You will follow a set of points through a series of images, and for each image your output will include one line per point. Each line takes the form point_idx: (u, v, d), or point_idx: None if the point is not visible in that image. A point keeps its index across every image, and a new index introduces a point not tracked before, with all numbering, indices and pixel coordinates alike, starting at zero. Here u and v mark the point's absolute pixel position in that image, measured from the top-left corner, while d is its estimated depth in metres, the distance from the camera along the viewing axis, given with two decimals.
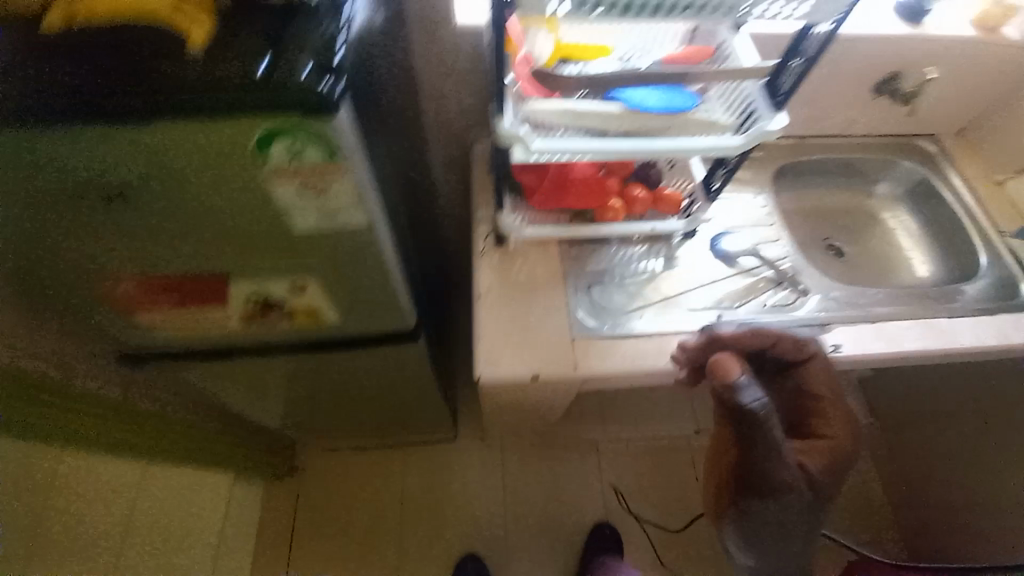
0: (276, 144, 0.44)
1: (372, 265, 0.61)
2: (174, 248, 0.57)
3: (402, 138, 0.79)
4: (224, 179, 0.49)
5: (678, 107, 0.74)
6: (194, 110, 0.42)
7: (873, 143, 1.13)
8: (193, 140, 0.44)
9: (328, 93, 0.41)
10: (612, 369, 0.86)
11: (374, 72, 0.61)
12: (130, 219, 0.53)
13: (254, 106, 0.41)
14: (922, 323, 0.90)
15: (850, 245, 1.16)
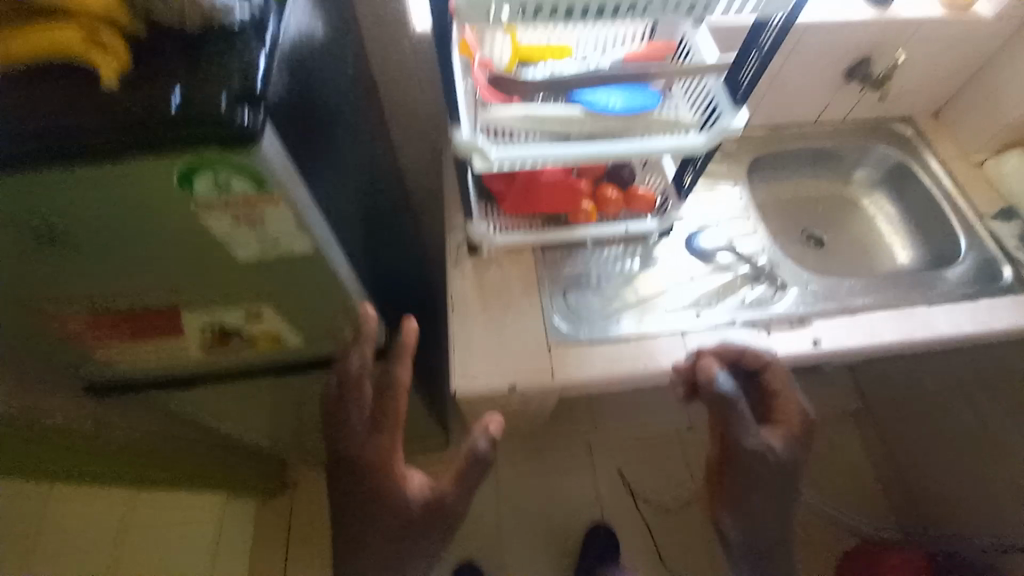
0: (197, 181, 0.38)
1: (328, 288, 0.57)
2: (101, 296, 0.51)
3: (363, 152, 0.78)
4: (141, 224, 0.42)
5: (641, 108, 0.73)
6: (98, 150, 0.36)
7: (845, 130, 1.13)
8: (97, 182, 0.38)
9: (247, 124, 0.36)
10: (591, 375, 0.85)
11: (319, 86, 0.59)
12: (46, 272, 0.46)
13: (164, 140, 0.36)
14: (896, 311, 0.91)
15: (828, 234, 1.15)
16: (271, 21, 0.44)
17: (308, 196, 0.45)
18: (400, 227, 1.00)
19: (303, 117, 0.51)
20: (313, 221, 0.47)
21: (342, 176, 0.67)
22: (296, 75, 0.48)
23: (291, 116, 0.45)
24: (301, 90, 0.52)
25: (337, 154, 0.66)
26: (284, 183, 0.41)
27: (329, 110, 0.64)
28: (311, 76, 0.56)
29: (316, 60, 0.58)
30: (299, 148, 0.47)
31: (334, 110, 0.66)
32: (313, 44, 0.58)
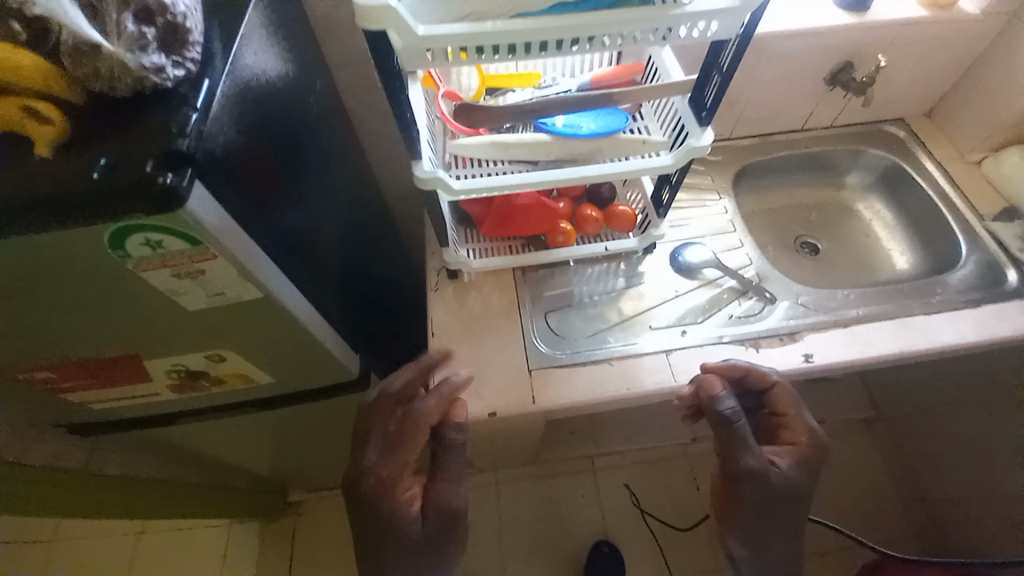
0: (129, 241, 0.39)
1: (288, 329, 0.57)
2: (62, 350, 0.52)
3: (334, 187, 0.78)
4: (83, 283, 0.43)
5: (608, 131, 0.73)
6: (30, 224, 0.37)
7: (835, 135, 1.10)
8: (34, 250, 0.39)
9: (172, 183, 0.37)
10: (572, 400, 0.83)
11: (278, 130, 0.59)
12: (6, 332, 0.48)
13: (92, 207, 0.37)
14: (894, 321, 0.87)
15: (824, 241, 1.11)
16: (212, 75, 0.45)
17: (250, 246, 0.46)
18: (382, 254, 1.00)
19: (254, 164, 0.51)
20: (258, 269, 0.47)
21: (308, 213, 0.67)
22: (244, 124, 0.49)
23: (234, 167, 0.46)
24: (253, 137, 0.52)
25: (303, 193, 0.66)
26: (218, 237, 0.42)
27: (294, 150, 0.65)
28: (267, 120, 0.56)
29: (274, 104, 0.59)
30: (245, 199, 0.48)
31: (299, 150, 0.66)
32: (269, 88, 0.58)
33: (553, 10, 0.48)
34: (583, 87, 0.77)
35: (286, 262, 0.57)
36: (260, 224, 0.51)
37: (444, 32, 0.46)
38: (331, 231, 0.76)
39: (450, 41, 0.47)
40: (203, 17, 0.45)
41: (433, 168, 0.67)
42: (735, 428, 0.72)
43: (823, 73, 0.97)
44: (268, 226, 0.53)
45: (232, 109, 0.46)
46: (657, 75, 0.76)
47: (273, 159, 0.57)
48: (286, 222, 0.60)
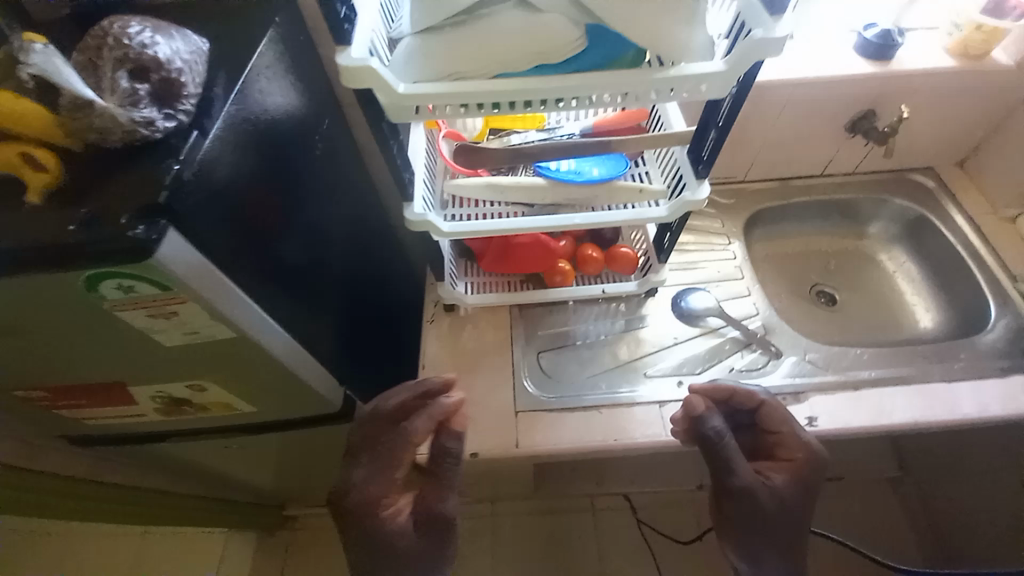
0: (103, 285, 0.41)
1: (266, 365, 0.58)
2: (52, 373, 0.54)
3: (340, 216, 0.80)
4: (65, 319, 0.45)
5: (605, 178, 0.72)
6: (15, 267, 0.39)
7: (857, 183, 1.05)
8: (19, 289, 0.41)
9: (143, 236, 0.39)
10: (558, 447, 0.80)
11: (283, 165, 0.60)
12: (1, 355, 0.51)
13: (71, 256, 0.39)
14: (910, 387, 0.82)
15: (841, 292, 1.06)
16: (206, 121, 0.47)
17: (227, 288, 0.48)
18: (389, 280, 1.02)
19: (252, 204, 0.53)
20: (232, 310, 0.48)
21: (307, 243, 0.68)
22: (240, 166, 0.50)
23: (221, 212, 0.47)
24: (254, 175, 0.53)
25: (305, 223, 0.68)
26: (192, 282, 0.43)
27: (299, 181, 0.66)
28: (272, 156, 0.58)
29: (281, 139, 0.60)
30: (231, 240, 0.49)
31: (305, 181, 0.68)
32: (278, 124, 0.59)
33: (535, 70, 0.49)
34: (585, 132, 0.77)
35: (273, 296, 0.58)
36: (246, 262, 0.52)
37: (425, 90, 0.47)
38: (331, 260, 0.77)
39: (429, 99, 0.47)
40: (203, 70, 0.48)
41: (424, 211, 0.67)
42: (722, 448, 0.69)
43: (843, 121, 0.94)
44: (258, 262, 0.54)
45: (227, 153, 0.48)
46: (659, 123, 0.75)
47: (275, 194, 0.59)
48: (283, 255, 0.61)
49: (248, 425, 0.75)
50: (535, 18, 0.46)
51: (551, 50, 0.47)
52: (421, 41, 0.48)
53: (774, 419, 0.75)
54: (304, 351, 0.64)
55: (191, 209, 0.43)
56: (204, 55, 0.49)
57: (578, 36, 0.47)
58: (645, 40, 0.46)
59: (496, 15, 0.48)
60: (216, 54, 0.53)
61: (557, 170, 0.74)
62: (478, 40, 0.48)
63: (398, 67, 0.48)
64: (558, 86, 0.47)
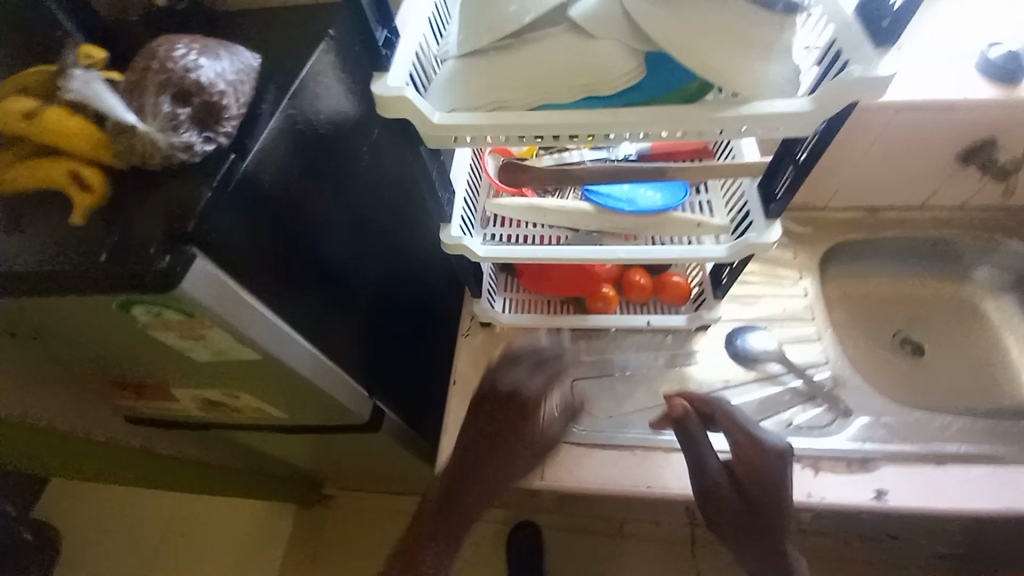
0: (136, 308, 0.42)
1: (292, 381, 0.58)
2: (104, 369, 0.58)
3: (389, 222, 0.79)
4: (108, 330, 0.47)
5: (657, 207, 0.66)
6: (65, 285, 0.42)
7: (964, 220, 0.90)
8: (69, 303, 0.44)
9: (167, 267, 0.40)
10: (583, 484, 0.76)
11: (334, 167, 0.61)
12: (63, 348, 0.55)
13: (106, 279, 0.40)
14: (1008, 471, 0.68)
15: (931, 344, 0.93)
16: (250, 140, 0.47)
17: (253, 310, 0.48)
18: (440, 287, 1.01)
19: (293, 208, 0.54)
20: (255, 333, 0.49)
21: (356, 248, 0.69)
22: (285, 171, 0.52)
23: (257, 225, 0.48)
24: (299, 179, 0.54)
25: (353, 225, 0.68)
26: (216, 308, 0.44)
27: (353, 183, 0.67)
28: (318, 165, 0.57)
29: (336, 142, 0.61)
30: (266, 251, 0.50)
31: (360, 181, 0.68)
32: (335, 128, 0.60)
33: (585, 101, 0.44)
34: (642, 154, 0.71)
35: (309, 297, 0.59)
36: (280, 271, 0.53)
37: (462, 120, 0.44)
38: (375, 268, 0.77)
39: (463, 130, 0.44)
40: (246, 91, 0.48)
41: (461, 234, 0.65)
42: (698, 448, 0.68)
43: (956, 149, 0.81)
44: (297, 264, 0.56)
45: (272, 160, 0.50)
46: (728, 149, 0.67)
47: (323, 197, 0.59)
48: (326, 256, 0.62)
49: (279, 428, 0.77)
50: (588, 46, 0.42)
51: (603, 81, 0.42)
52: (462, 67, 0.45)
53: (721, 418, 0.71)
54: (332, 366, 0.64)
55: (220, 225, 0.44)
56: (253, 70, 0.50)
57: (636, 65, 0.42)
58: (715, 73, 0.40)
59: (545, 39, 0.43)
60: (264, 69, 0.53)
61: (603, 194, 0.68)
62: (523, 67, 0.43)
63: (435, 93, 0.46)
64: (610, 121, 0.42)
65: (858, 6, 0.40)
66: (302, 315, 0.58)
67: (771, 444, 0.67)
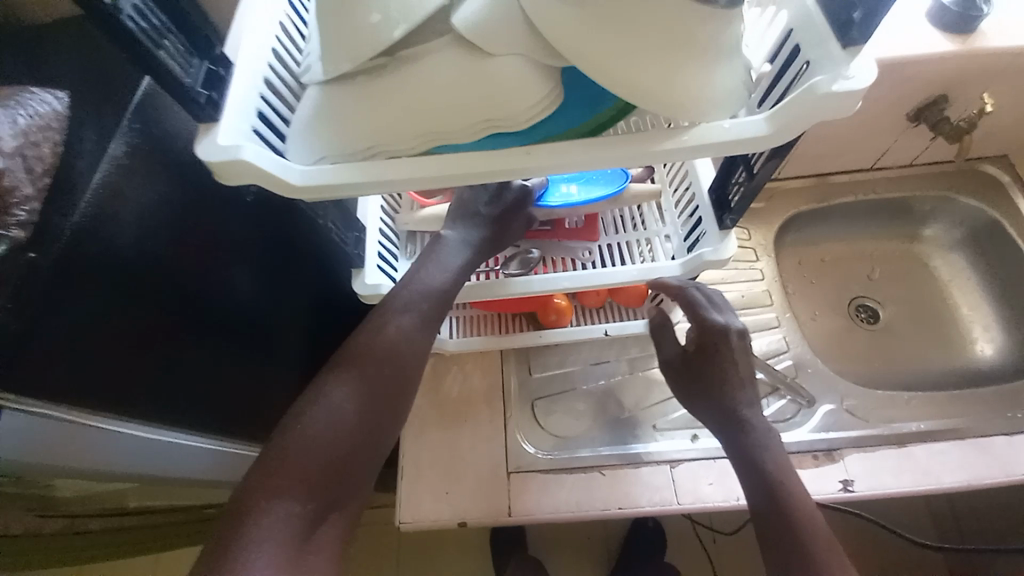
0: None
1: (185, 453, 0.53)
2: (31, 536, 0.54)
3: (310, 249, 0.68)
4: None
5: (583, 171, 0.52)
6: None
7: (913, 177, 0.89)
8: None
9: None
10: (554, 513, 0.71)
11: (220, 209, 0.51)
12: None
13: None
14: (961, 441, 0.69)
15: (886, 307, 0.91)
16: (58, 217, 0.37)
17: (109, 437, 0.43)
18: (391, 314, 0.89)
19: (155, 262, 0.45)
20: (99, 459, 0.43)
21: (255, 280, 0.58)
22: (133, 215, 0.42)
23: (106, 301, 0.40)
24: (157, 220, 0.44)
25: (259, 261, 0.57)
26: (43, 453, 0.39)
27: (262, 216, 0.56)
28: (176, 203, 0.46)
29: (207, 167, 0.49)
30: (125, 345, 0.43)
31: (278, 213, 0.58)
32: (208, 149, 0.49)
33: (490, 138, 0.34)
34: None
35: (198, 359, 0.51)
36: (149, 348, 0.45)
37: (331, 176, 0.33)
38: (292, 302, 0.66)
39: (330, 190, 0.34)
40: (45, 155, 0.35)
41: (377, 279, 0.55)
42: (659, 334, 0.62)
43: (905, 111, 0.76)
44: (175, 326, 0.48)
45: (112, 207, 0.40)
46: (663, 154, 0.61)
47: (199, 238, 0.49)
48: (219, 305, 0.53)
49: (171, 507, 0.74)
50: (482, 68, 0.32)
51: (504, 115, 0.32)
52: (329, 104, 0.35)
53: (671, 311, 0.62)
54: (233, 448, 0.61)
55: (42, 321, 0.36)
56: (59, 114, 0.37)
57: (549, 92, 0.32)
58: (645, 98, 0.32)
59: (426, 61, 0.33)
60: (77, 109, 0.39)
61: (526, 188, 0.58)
62: (401, 99, 0.33)
63: (299, 144, 0.35)
64: (514, 166, 0.32)
65: None
66: (180, 398, 0.50)
67: (726, 316, 0.57)
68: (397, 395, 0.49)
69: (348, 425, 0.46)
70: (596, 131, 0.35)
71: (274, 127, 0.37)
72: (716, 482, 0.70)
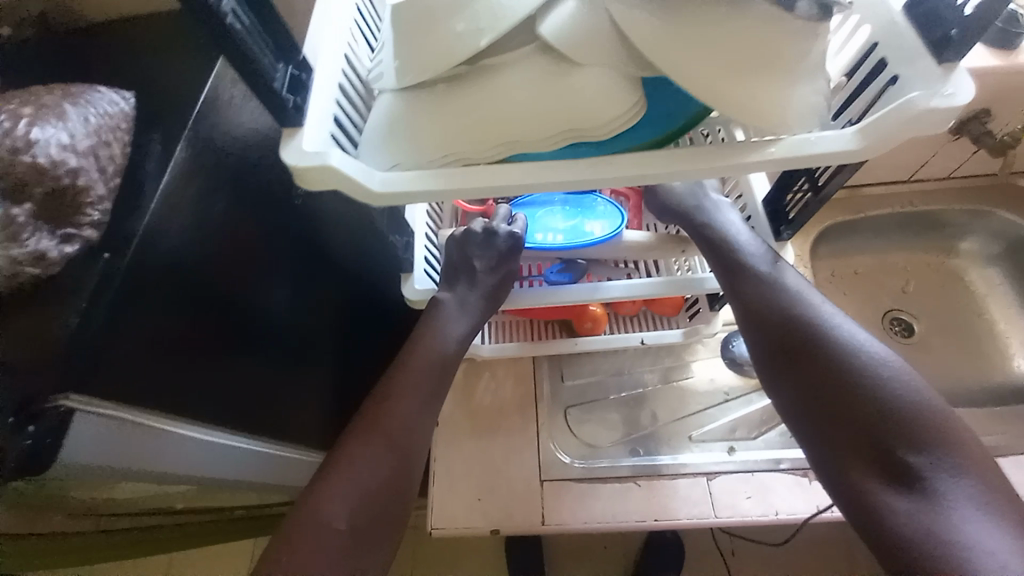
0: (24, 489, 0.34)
1: (238, 459, 0.52)
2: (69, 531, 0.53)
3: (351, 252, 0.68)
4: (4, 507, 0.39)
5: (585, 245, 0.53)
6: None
7: (950, 190, 0.88)
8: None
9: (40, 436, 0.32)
10: (588, 524, 0.71)
11: (274, 212, 0.51)
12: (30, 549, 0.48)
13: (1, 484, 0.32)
14: (1006, 458, 0.67)
15: (920, 320, 0.90)
16: (130, 219, 0.37)
17: (177, 442, 0.43)
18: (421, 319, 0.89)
19: (214, 262, 0.44)
20: (172, 464, 0.43)
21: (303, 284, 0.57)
22: (194, 213, 0.41)
23: (173, 303, 0.40)
24: (216, 218, 0.43)
25: (307, 265, 0.57)
26: (120, 460, 0.38)
27: (311, 218, 0.56)
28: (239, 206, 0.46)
29: (268, 169, 0.49)
30: (188, 345, 0.43)
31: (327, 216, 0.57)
32: (268, 151, 0.49)
33: (568, 147, 0.34)
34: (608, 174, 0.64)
35: (250, 361, 0.51)
36: (208, 352, 0.45)
37: (411, 183, 0.33)
38: (335, 306, 0.66)
39: (411, 197, 0.33)
40: (116, 154, 0.36)
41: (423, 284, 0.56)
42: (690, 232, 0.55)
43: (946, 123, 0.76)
44: (231, 330, 0.47)
45: (179, 207, 0.39)
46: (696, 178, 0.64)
47: (253, 237, 0.48)
48: (272, 308, 0.53)
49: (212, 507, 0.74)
50: (569, 77, 0.32)
51: (586, 123, 0.32)
52: (404, 110, 0.35)
53: (717, 249, 0.53)
54: (285, 452, 0.61)
55: (115, 326, 0.35)
56: (128, 113, 0.38)
57: (633, 100, 0.32)
58: (733, 108, 0.31)
59: (510, 69, 0.33)
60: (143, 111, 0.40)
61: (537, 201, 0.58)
62: (480, 106, 0.33)
63: (375, 149, 0.35)
64: (596, 175, 0.32)
65: (908, 2, 0.32)
66: (233, 400, 0.50)
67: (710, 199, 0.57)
68: (404, 472, 0.48)
69: (368, 483, 0.46)
70: (670, 140, 0.35)
71: (346, 134, 0.37)
72: (754, 497, 0.69)
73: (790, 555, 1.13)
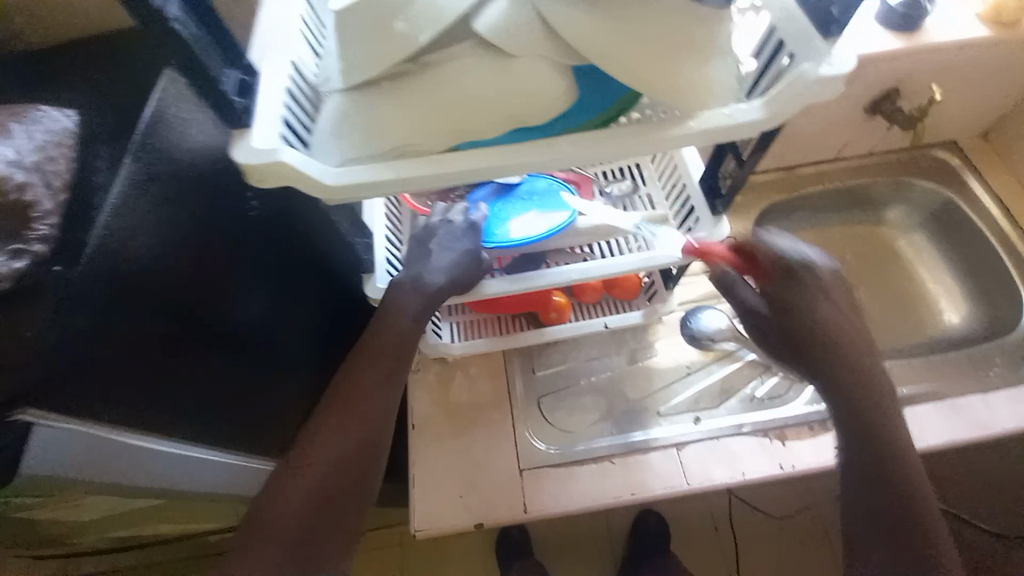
0: None
1: (197, 464, 0.53)
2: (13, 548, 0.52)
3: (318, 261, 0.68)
4: None
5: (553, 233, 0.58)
6: None
7: (874, 164, 0.96)
8: None
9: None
10: (569, 507, 0.73)
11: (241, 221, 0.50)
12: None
13: None
14: (943, 404, 0.74)
15: (859, 287, 0.97)
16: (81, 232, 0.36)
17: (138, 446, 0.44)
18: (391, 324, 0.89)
19: (181, 271, 0.44)
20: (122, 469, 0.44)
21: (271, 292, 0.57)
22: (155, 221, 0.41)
23: (126, 317, 0.40)
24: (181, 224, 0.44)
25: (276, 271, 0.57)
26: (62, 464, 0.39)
27: (282, 228, 0.56)
28: (201, 216, 0.46)
29: (233, 181, 0.49)
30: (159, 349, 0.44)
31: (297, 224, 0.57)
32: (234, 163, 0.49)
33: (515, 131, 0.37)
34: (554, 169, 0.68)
35: (220, 370, 0.52)
36: (166, 365, 0.45)
37: (364, 176, 0.35)
38: (308, 315, 0.65)
39: (364, 190, 0.35)
40: (62, 170, 0.36)
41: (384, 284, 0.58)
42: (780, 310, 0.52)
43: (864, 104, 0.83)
44: (194, 342, 0.48)
45: (134, 218, 0.39)
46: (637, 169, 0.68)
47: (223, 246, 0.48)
48: (239, 319, 0.53)
49: (181, 532, 0.72)
50: (507, 68, 0.35)
51: (525, 109, 0.35)
52: (351, 109, 0.37)
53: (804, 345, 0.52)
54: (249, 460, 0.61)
55: (67, 340, 0.36)
56: (75, 133, 0.38)
57: (564, 86, 0.35)
58: (652, 87, 0.35)
59: (451, 62, 0.35)
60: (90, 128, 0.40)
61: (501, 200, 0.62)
62: (424, 101, 0.36)
63: (328, 146, 0.37)
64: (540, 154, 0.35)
65: None
66: (199, 407, 0.51)
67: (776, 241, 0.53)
68: (372, 447, 0.50)
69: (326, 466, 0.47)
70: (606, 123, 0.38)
71: (299, 135, 0.38)
72: (721, 462, 0.73)
73: (767, 521, 1.18)
